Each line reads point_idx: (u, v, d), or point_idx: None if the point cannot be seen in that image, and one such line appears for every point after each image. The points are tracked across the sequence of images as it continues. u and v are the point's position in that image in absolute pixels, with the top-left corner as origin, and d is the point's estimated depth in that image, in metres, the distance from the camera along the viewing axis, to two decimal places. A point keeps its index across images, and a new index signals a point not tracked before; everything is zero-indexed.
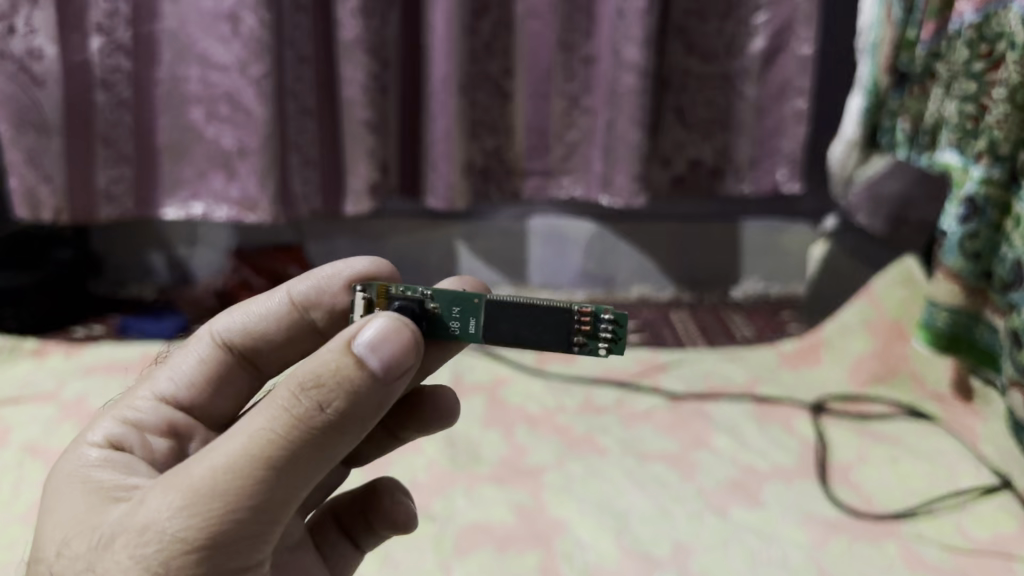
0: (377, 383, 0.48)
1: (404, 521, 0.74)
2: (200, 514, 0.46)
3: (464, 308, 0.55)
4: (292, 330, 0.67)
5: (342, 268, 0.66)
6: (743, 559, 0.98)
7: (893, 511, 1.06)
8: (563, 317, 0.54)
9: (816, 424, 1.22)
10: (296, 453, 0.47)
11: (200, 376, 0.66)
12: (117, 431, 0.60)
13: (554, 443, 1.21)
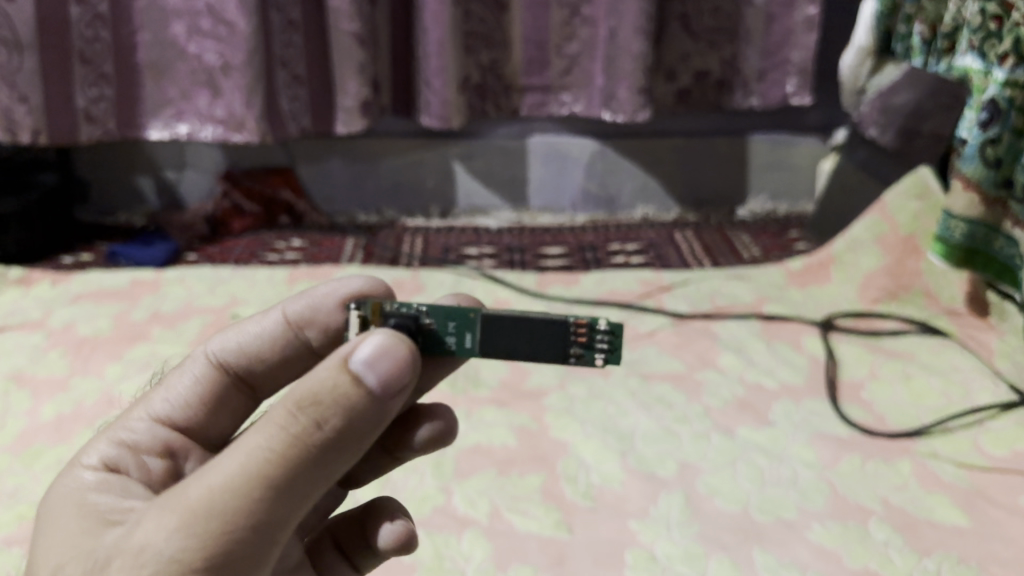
0: (375, 401, 0.45)
1: (403, 544, 0.65)
2: (198, 534, 0.44)
3: (458, 323, 0.52)
4: (288, 352, 0.63)
5: (337, 286, 0.61)
6: (750, 479, 0.97)
7: (906, 428, 1.03)
8: (560, 331, 0.50)
9: (826, 340, 1.19)
10: (294, 474, 0.45)
11: (198, 399, 0.62)
12: (112, 452, 0.57)
13: (555, 365, 1.17)
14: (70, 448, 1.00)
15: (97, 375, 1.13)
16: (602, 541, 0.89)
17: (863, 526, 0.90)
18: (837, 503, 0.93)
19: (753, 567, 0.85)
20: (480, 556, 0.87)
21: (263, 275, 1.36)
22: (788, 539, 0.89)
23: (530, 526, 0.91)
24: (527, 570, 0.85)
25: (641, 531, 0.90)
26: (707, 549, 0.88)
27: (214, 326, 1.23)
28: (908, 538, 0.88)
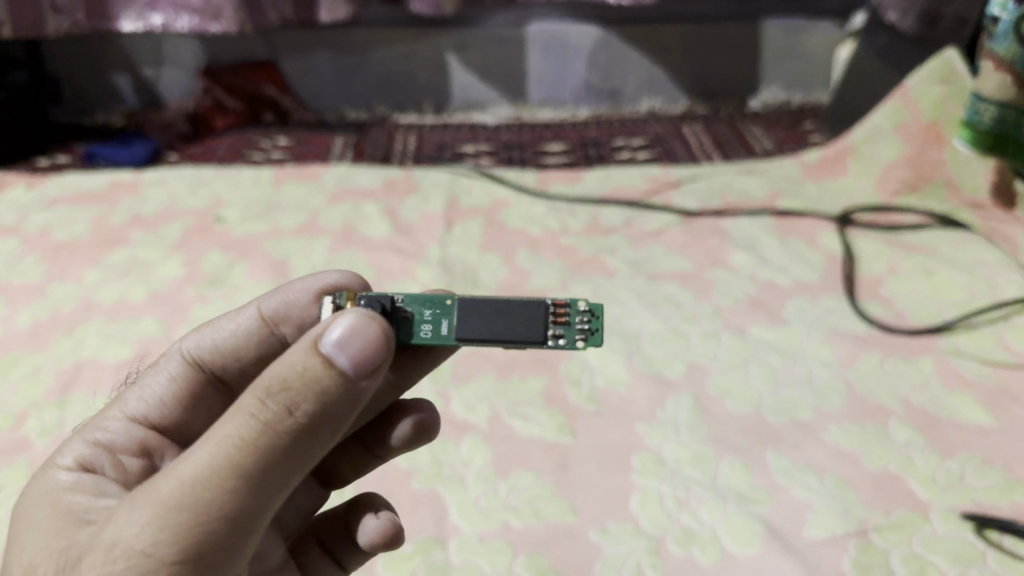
0: (346, 386, 0.46)
1: (388, 538, 0.65)
2: (170, 527, 0.44)
3: (434, 310, 0.55)
4: (262, 350, 0.64)
5: (312, 282, 0.63)
6: (764, 380, 0.92)
7: (927, 325, 0.99)
8: (534, 312, 0.53)
9: (843, 236, 1.13)
10: (265, 463, 0.45)
11: (172, 398, 0.63)
12: (88, 451, 0.58)
13: (557, 266, 1.10)
14: (47, 356, 0.99)
15: (75, 281, 1.10)
16: (606, 445, 0.86)
17: (882, 426, 0.86)
18: (856, 403, 0.89)
19: (766, 470, 0.83)
20: (480, 461, 0.84)
21: (247, 176, 1.29)
22: (804, 441, 0.85)
23: (532, 431, 0.87)
24: (529, 475, 0.83)
25: (647, 434, 0.87)
26: (718, 451, 0.84)
27: (197, 230, 1.18)
28: (931, 439, 0.85)
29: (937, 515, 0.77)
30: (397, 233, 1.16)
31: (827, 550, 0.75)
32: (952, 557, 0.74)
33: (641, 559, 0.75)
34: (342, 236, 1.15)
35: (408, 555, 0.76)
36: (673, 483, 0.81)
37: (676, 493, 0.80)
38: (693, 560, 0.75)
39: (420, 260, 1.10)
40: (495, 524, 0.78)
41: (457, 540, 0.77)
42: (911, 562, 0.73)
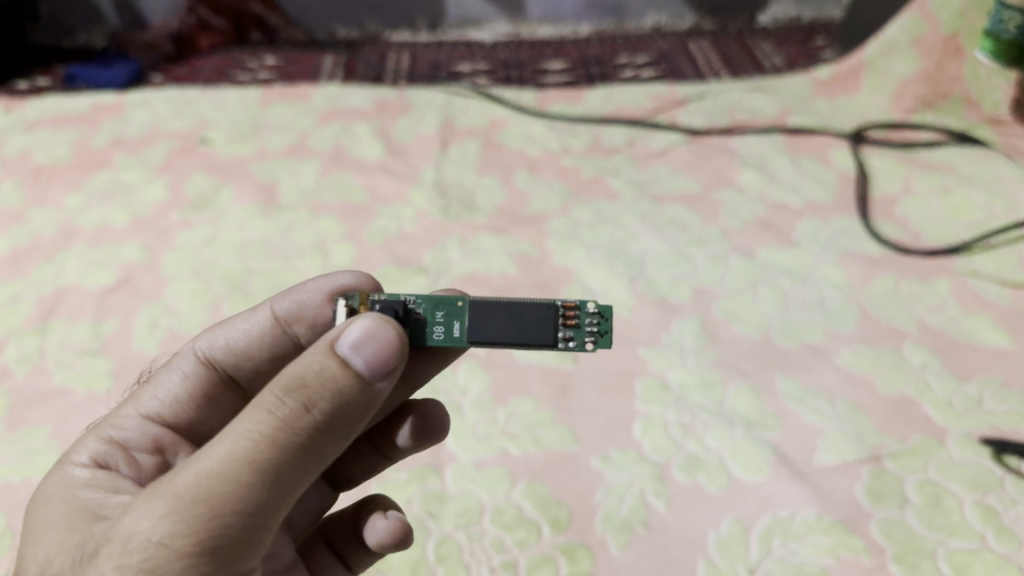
0: (363, 386, 0.46)
1: (398, 540, 0.61)
2: (186, 519, 0.42)
3: (445, 313, 0.53)
4: (275, 349, 0.63)
5: (325, 282, 0.63)
6: (773, 304, 0.88)
7: (943, 245, 0.95)
8: (546, 315, 0.52)
9: (857, 154, 1.08)
10: (284, 459, 0.44)
11: (188, 395, 0.61)
12: (101, 448, 0.56)
13: (557, 189, 1.05)
14: (26, 284, 0.95)
15: (55, 207, 1.06)
16: (607, 371, 0.82)
17: (897, 350, 0.83)
18: (869, 326, 0.85)
19: (775, 395, 0.79)
20: (477, 388, 0.81)
21: (232, 97, 1.24)
22: (815, 365, 0.82)
23: (531, 357, 0.83)
24: (528, 402, 0.80)
25: (652, 360, 0.83)
26: (725, 376, 0.81)
27: (182, 153, 1.14)
28: (946, 362, 0.81)
29: (954, 441, 0.74)
30: (390, 155, 1.11)
31: (840, 477, 0.72)
32: (969, 484, 0.70)
33: (645, 487, 0.72)
34: (332, 158, 1.11)
35: (403, 484, 0.73)
36: (678, 409, 0.78)
37: (681, 419, 0.77)
38: (699, 487, 0.72)
39: (415, 183, 1.06)
40: (493, 451, 0.75)
41: (453, 468, 0.74)
42: (926, 489, 0.70)
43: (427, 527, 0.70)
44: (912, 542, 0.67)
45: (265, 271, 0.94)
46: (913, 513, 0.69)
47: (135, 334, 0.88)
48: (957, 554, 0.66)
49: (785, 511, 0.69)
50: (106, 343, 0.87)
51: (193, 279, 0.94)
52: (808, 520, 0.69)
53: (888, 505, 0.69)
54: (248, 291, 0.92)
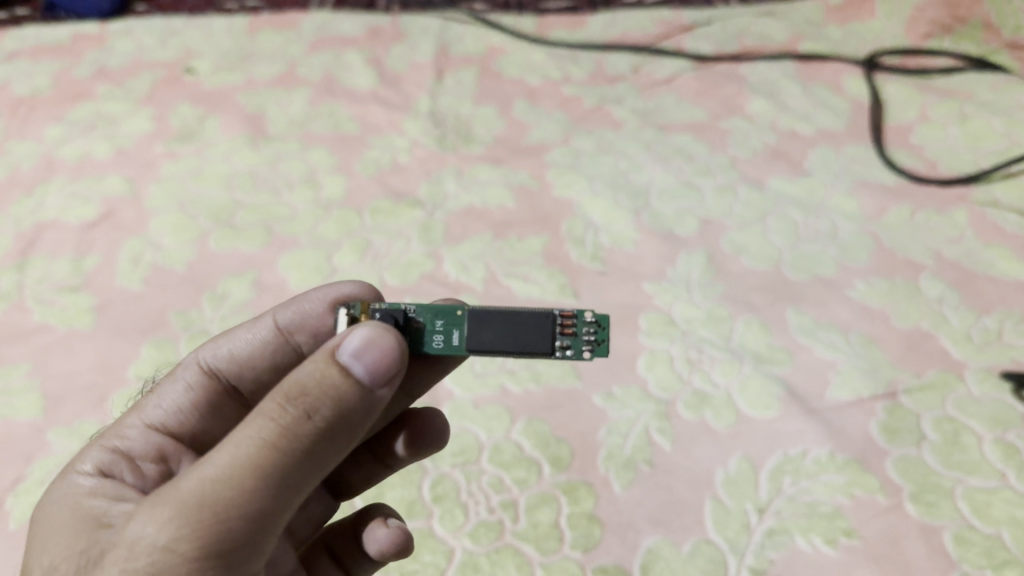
0: (365, 394, 0.43)
1: (399, 549, 0.58)
2: (190, 524, 0.41)
3: (443, 320, 0.50)
4: (278, 359, 0.60)
5: (327, 291, 0.59)
6: (784, 236, 0.84)
7: (960, 174, 0.90)
8: (547, 324, 0.49)
9: (871, 81, 1.03)
10: (288, 467, 0.42)
11: (191, 403, 0.59)
12: (106, 457, 0.54)
13: (559, 118, 1.01)
14: (6, 218, 0.91)
15: (35, 139, 1.02)
16: (611, 306, 0.79)
17: (912, 282, 0.79)
18: (884, 258, 0.82)
19: (785, 329, 0.76)
20: None
21: (218, 24, 1.18)
22: (827, 298, 0.78)
23: (531, 292, 0.80)
24: None
25: (657, 294, 0.79)
26: (733, 311, 0.77)
27: (167, 83, 1.09)
28: (964, 295, 0.78)
29: (973, 375, 0.71)
30: (383, 84, 1.06)
31: (853, 414, 0.69)
32: (989, 420, 0.67)
33: (649, 424, 0.69)
34: (322, 87, 1.06)
35: None
36: (684, 345, 0.75)
37: (687, 354, 0.74)
38: (706, 425, 0.69)
39: (409, 113, 1.01)
40: (492, 388, 0.72)
41: (451, 406, 0.71)
42: (944, 426, 0.67)
43: (423, 465, 0.67)
44: (929, 481, 0.64)
45: (253, 204, 0.90)
46: (930, 451, 0.66)
47: (118, 269, 0.84)
48: (975, 493, 0.63)
49: (796, 449, 0.66)
50: (88, 278, 0.83)
51: (178, 212, 0.90)
52: (821, 457, 0.66)
53: (904, 442, 0.66)
54: (236, 224, 0.88)
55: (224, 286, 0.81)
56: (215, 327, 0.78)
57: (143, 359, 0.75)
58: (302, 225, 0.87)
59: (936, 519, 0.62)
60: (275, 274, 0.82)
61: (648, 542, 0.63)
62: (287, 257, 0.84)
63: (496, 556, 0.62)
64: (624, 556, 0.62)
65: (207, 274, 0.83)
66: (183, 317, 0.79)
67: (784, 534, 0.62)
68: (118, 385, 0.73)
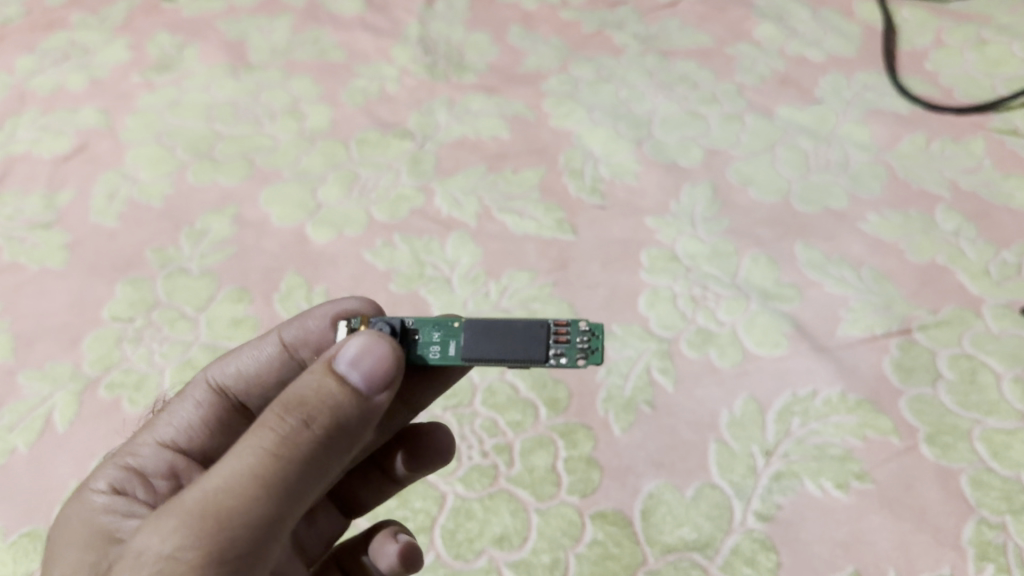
0: (362, 401, 0.40)
1: (411, 563, 0.54)
2: (195, 534, 0.36)
3: (441, 329, 0.46)
4: (285, 376, 0.54)
5: (331, 307, 0.54)
6: (793, 167, 0.80)
7: (977, 102, 0.86)
8: (541, 331, 0.43)
9: (884, 5, 0.97)
10: (291, 477, 0.38)
11: (202, 422, 0.53)
12: (117, 475, 0.48)
13: (555, 45, 0.95)
14: None
15: (6, 71, 0.97)
16: (611, 242, 0.75)
17: (927, 215, 0.75)
18: (897, 189, 0.78)
19: (794, 264, 0.72)
20: (468, 261, 0.73)
21: None
22: (838, 231, 0.74)
23: (526, 227, 0.76)
24: (524, 276, 0.72)
25: (659, 229, 0.75)
26: (739, 246, 0.74)
27: (143, 10, 1.03)
28: (982, 228, 0.73)
29: (991, 312, 0.67)
30: (370, 9, 1.00)
31: (865, 351, 0.65)
32: (1007, 358, 0.64)
33: (650, 363, 0.66)
34: (306, 13, 1.00)
35: None
36: (688, 281, 0.71)
37: (691, 292, 0.70)
38: (710, 364, 0.65)
39: (398, 40, 0.96)
40: None
41: None
42: (960, 364, 0.64)
43: None
44: (945, 422, 0.60)
45: (235, 136, 0.86)
46: (946, 390, 0.62)
47: (93, 205, 0.80)
48: (994, 434, 0.59)
49: (806, 388, 0.63)
50: (61, 214, 0.79)
51: (156, 145, 0.86)
52: (831, 398, 0.62)
53: (919, 381, 0.63)
54: (215, 157, 0.84)
55: (203, 222, 0.77)
56: (194, 265, 0.73)
57: (118, 299, 0.71)
58: (285, 158, 0.83)
59: (953, 461, 0.58)
60: (256, 209, 0.78)
61: (650, 486, 0.59)
62: (269, 191, 0.79)
63: (490, 503, 0.59)
64: (624, 502, 0.59)
65: (186, 210, 0.79)
66: (161, 256, 0.75)
67: (792, 478, 0.58)
68: (92, 325, 0.69)
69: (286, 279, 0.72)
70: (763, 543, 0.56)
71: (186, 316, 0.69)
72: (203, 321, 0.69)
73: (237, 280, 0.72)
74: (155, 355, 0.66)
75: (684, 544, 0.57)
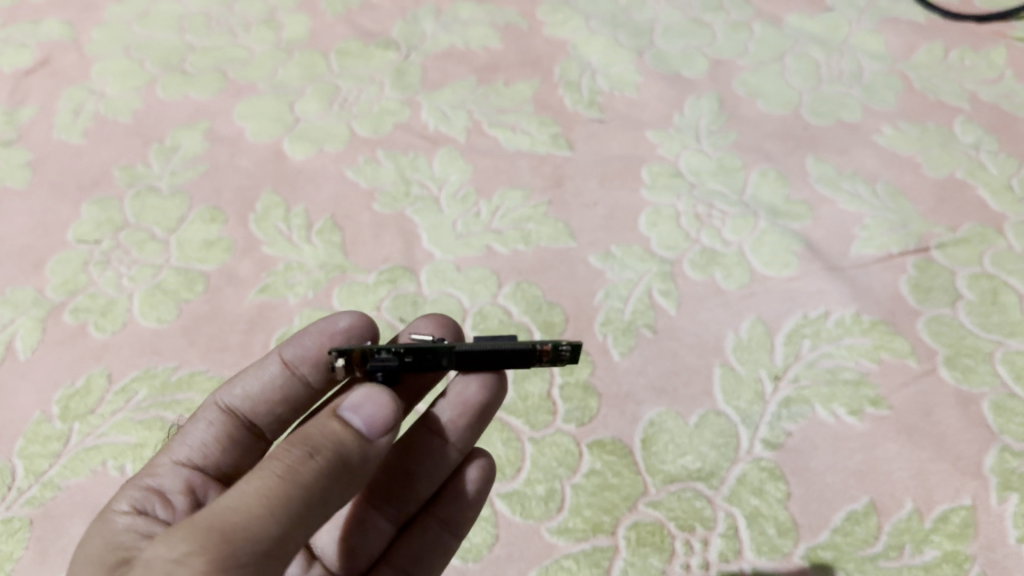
0: (365, 445, 0.37)
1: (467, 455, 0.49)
2: (203, 540, 0.31)
3: (431, 352, 0.40)
4: (291, 397, 0.50)
5: (327, 323, 0.49)
6: (803, 79, 0.75)
7: (999, 8, 0.80)
8: (529, 352, 0.40)
9: None
10: (298, 507, 0.34)
11: (215, 440, 0.48)
12: (137, 493, 0.42)
13: None
14: None
15: None
16: (609, 158, 0.70)
17: (945, 128, 0.70)
18: (912, 101, 0.73)
19: (804, 181, 0.68)
20: (457, 179, 0.69)
21: None
22: (851, 145, 0.70)
23: (519, 143, 0.71)
24: (516, 194, 0.68)
25: (662, 143, 0.71)
26: (747, 161, 0.69)
27: None
28: (1004, 140, 0.69)
29: (1013, 229, 0.63)
30: None
31: (880, 271, 0.61)
32: None
33: (651, 285, 0.62)
34: None
35: (371, 286, 0.62)
36: (692, 199, 0.67)
37: (695, 210, 0.66)
38: (714, 285, 0.61)
39: None
40: (476, 250, 0.64)
41: (429, 268, 0.63)
42: (981, 283, 0.60)
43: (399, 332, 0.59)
44: (965, 344, 0.57)
45: (207, 48, 0.80)
46: (966, 311, 0.59)
47: (57, 121, 0.75)
48: (1017, 357, 0.56)
49: (817, 310, 0.59)
50: (23, 131, 0.74)
51: (124, 58, 0.80)
52: (844, 319, 0.59)
53: (937, 302, 0.59)
54: (187, 70, 0.78)
55: (174, 138, 0.72)
56: (164, 184, 0.69)
57: (84, 220, 0.67)
58: (260, 71, 0.78)
59: (974, 385, 0.55)
60: (230, 124, 0.73)
61: (651, 414, 0.56)
62: (244, 106, 0.75)
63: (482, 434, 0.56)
64: (623, 430, 0.55)
65: (155, 125, 0.74)
66: (129, 174, 0.70)
67: (802, 404, 0.55)
68: (56, 247, 0.65)
69: (263, 198, 0.67)
70: (772, 472, 0.53)
71: (157, 238, 0.65)
72: (174, 243, 0.65)
73: (210, 199, 0.67)
74: (123, 279, 0.62)
75: (688, 474, 0.53)
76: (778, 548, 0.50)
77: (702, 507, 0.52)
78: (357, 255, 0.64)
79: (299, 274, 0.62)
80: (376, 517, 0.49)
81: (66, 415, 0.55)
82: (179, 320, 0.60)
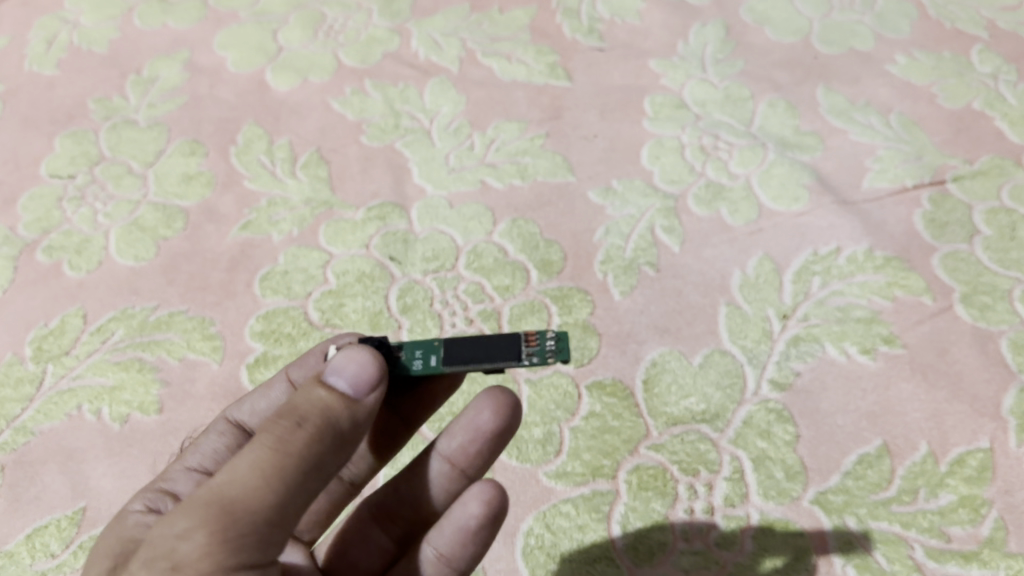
0: (354, 408, 0.33)
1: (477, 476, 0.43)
2: (200, 520, 0.30)
3: (421, 346, 0.39)
4: None
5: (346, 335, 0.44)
6: (814, 5, 0.71)
7: None
8: (514, 337, 0.38)
9: None
10: (295, 477, 0.31)
11: (229, 449, 0.43)
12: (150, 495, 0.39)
13: None
14: None
15: None
16: (609, 88, 0.67)
17: (962, 56, 0.67)
18: (927, 29, 0.69)
19: (814, 111, 0.64)
20: (449, 111, 0.65)
21: None
22: (863, 75, 0.66)
23: (515, 73, 0.68)
24: (512, 126, 0.64)
25: (665, 73, 0.67)
26: (755, 91, 0.66)
27: None
28: None
29: None
30: None
31: (894, 206, 0.58)
32: None
33: (654, 222, 0.59)
34: None
35: (359, 223, 0.59)
36: (697, 131, 0.63)
37: (701, 142, 0.63)
38: (720, 221, 0.59)
39: None
40: (470, 185, 0.61)
41: (421, 204, 0.60)
42: (999, 218, 0.57)
43: (389, 271, 0.57)
44: (982, 282, 0.54)
45: None
46: (983, 246, 0.56)
47: (28, 51, 0.71)
48: None
49: (827, 246, 0.57)
50: None
51: None
52: (856, 256, 0.56)
53: (953, 237, 0.56)
54: None
55: (152, 69, 0.69)
56: (142, 116, 0.66)
57: (57, 153, 0.63)
58: None
59: (992, 323, 0.52)
60: (210, 54, 0.69)
61: (653, 353, 0.54)
62: (224, 35, 0.71)
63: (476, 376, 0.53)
64: (623, 371, 0.53)
65: (131, 55, 0.70)
66: (104, 105, 0.66)
67: (812, 342, 0.53)
68: (28, 182, 0.62)
69: (245, 130, 0.64)
70: (780, 414, 0.50)
71: (134, 172, 0.62)
72: (152, 177, 0.62)
73: (189, 132, 0.64)
74: (99, 215, 0.59)
75: (691, 416, 0.51)
76: (786, 492, 0.48)
77: (706, 450, 0.49)
78: (344, 190, 0.61)
79: (284, 210, 0.59)
80: (377, 535, 0.45)
81: (40, 357, 0.53)
82: (158, 258, 0.57)
